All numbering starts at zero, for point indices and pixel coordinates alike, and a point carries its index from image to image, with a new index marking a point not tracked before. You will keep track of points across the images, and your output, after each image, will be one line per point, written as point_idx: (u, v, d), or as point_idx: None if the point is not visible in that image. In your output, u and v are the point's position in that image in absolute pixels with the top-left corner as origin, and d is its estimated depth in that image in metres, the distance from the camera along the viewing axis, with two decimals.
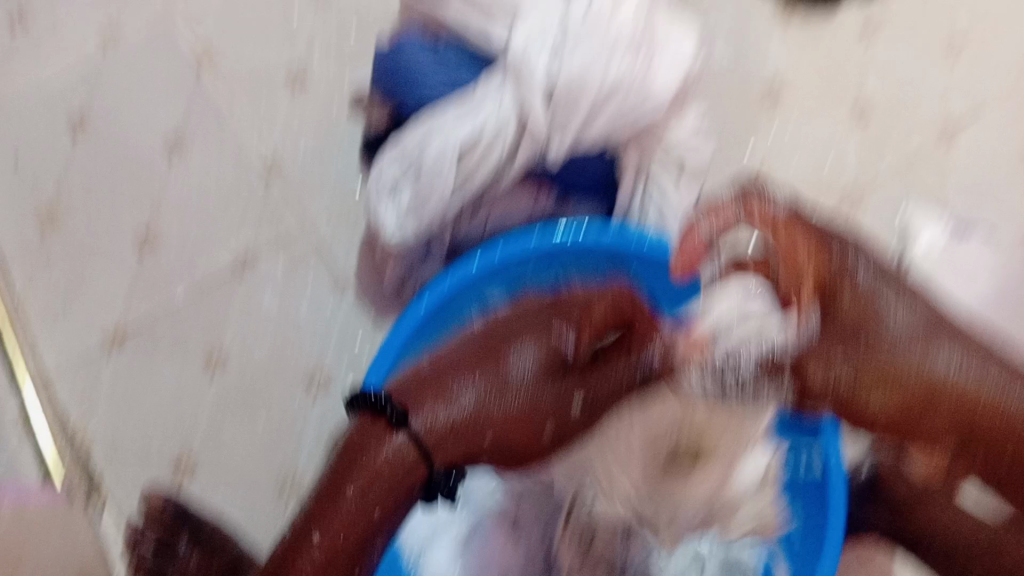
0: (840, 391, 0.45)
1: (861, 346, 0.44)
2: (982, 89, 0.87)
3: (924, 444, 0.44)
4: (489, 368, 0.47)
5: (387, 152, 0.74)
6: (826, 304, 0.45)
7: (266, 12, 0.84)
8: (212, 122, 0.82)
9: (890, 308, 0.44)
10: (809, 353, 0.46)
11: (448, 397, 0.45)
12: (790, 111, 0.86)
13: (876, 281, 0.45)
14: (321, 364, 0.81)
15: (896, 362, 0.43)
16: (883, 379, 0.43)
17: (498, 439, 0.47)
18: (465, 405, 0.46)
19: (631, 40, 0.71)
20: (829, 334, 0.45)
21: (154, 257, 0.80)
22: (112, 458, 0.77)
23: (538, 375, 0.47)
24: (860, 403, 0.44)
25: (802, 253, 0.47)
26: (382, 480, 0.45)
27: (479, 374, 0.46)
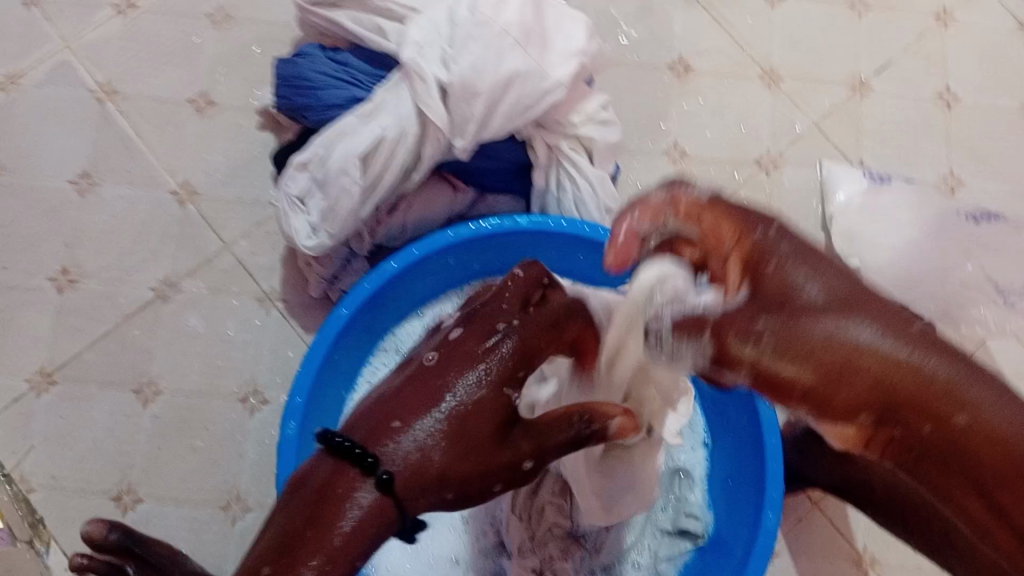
0: (762, 364, 0.39)
1: (787, 314, 0.40)
2: (886, 46, 0.89)
3: (846, 417, 0.39)
4: (437, 402, 0.44)
5: (293, 163, 0.71)
6: (753, 280, 0.42)
7: (168, 44, 0.87)
8: (122, 153, 0.84)
9: (804, 282, 0.41)
10: (731, 320, 0.40)
11: (400, 437, 0.42)
12: (699, 84, 0.86)
13: (795, 256, 0.42)
14: (254, 378, 0.80)
15: (820, 329, 0.39)
16: (812, 345, 0.38)
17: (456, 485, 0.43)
18: (417, 447, 0.42)
19: (521, 34, 0.69)
20: (753, 303, 0.41)
21: (75, 292, 0.81)
22: (52, 493, 0.77)
23: (492, 409, 0.45)
24: (785, 376, 0.39)
25: (728, 235, 0.45)
26: (359, 527, 0.40)
27: (431, 409, 0.44)
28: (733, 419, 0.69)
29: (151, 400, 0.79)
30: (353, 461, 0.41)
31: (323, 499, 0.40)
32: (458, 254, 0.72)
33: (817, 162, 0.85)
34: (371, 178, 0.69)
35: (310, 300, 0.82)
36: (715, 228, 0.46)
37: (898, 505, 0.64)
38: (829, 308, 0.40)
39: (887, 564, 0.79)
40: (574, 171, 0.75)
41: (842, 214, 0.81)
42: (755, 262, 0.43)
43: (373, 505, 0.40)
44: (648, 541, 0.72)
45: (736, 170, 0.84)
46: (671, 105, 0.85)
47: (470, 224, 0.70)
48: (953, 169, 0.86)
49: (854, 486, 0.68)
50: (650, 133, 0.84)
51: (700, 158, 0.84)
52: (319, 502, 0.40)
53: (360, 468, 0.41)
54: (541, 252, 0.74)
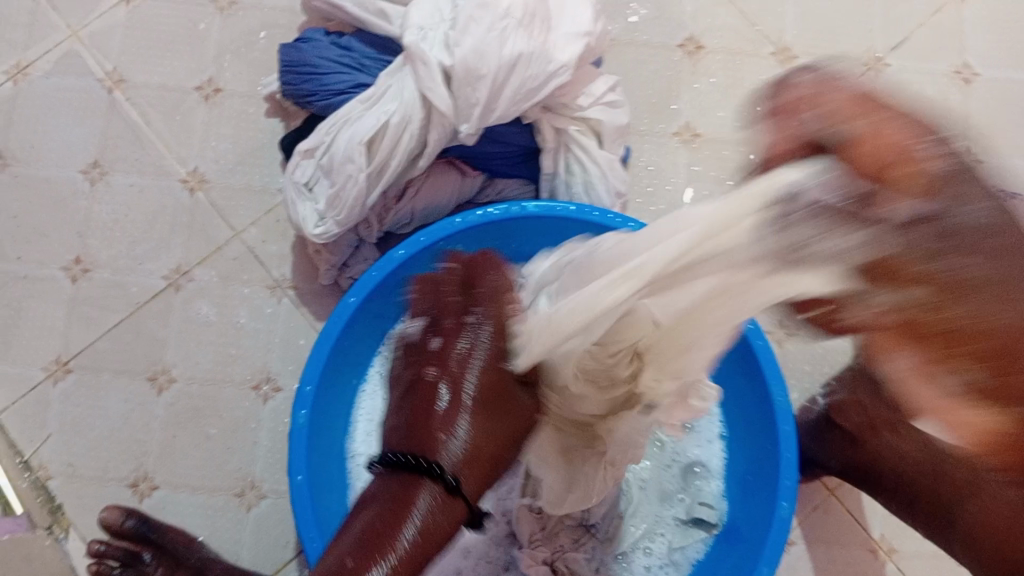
0: (909, 303, 0.36)
1: (960, 250, 0.36)
2: (902, 20, 0.87)
3: (983, 373, 0.36)
4: (471, 396, 0.46)
5: (298, 152, 0.73)
6: (926, 201, 0.36)
7: (174, 33, 0.86)
8: (131, 143, 0.84)
9: (974, 215, 0.36)
10: (901, 246, 0.36)
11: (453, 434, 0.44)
12: (710, 64, 0.85)
13: (960, 176, 0.37)
14: (266, 366, 0.80)
15: (966, 267, 0.35)
16: (973, 297, 0.35)
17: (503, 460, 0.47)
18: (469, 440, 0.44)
19: (524, 15, 0.67)
20: (922, 231, 0.36)
21: (87, 281, 0.82)
22: (69, 480, 0.78)
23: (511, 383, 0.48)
24: (941, 319, 0.36)
25: (896, 133, 0.38)
26: (440, 521, 0.42)
27: (467, 402, 0.45)
28: (749, 406, 0.68)
29: (164, 387, 0.80)
30: (420, 472, 0.43)
31: (391, 511, 0.42)
32: (467, 242, 0.71)
33: None
34: (377, 164, 0.69)
35: (320, 289, 0.82)
36: (834, 107, 0.40)
37: (911, 491, 0.63)
38: (1001, 248, 0.36)
39: (904, 552, 0.78)
40: (584, 156, 0.74)
41: None
42: (938, 183, 0.37)
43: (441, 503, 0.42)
44: (662, 531, 0.71)
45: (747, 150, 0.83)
46: (682, 86, 0.84)
47: (477, 211, 0.69)
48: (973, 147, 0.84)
49: (867, 474, 0.67)
50: (662, 116, 0.83)
51: (712, 140, 0.83)
52: (388, 511, 0.42)
53: (427, 476, 0.42)
54: (550, 240, 0.73)
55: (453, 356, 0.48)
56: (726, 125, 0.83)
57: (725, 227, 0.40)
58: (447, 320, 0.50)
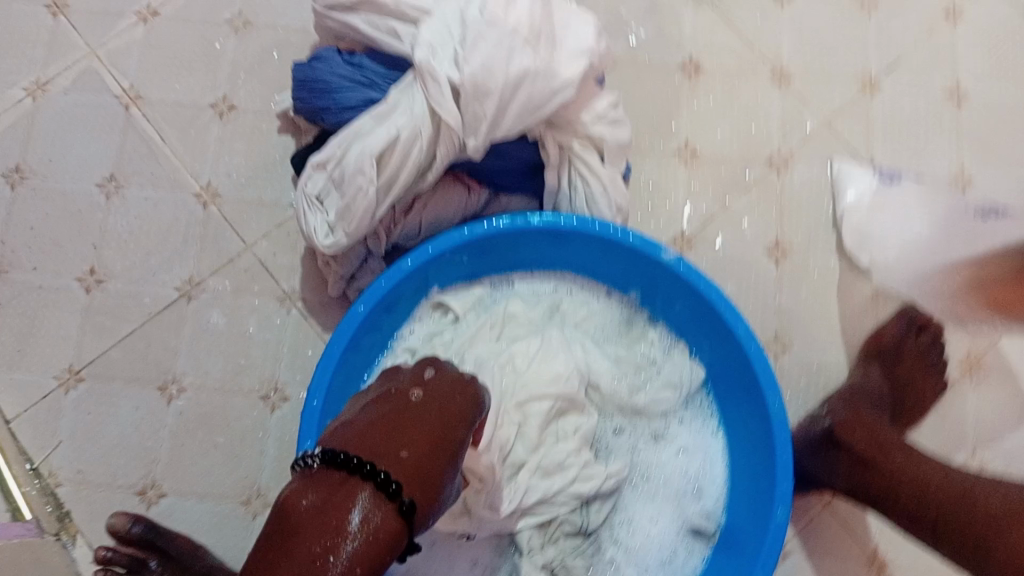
0: None
1: None
2: (900, 41, 0.90)
3: None
4: (388, 404, 0.44)
5: (311, 164, 0.73)
6: None
7: (192, 46, 0.89)
8: (145, 157, 0.86)
9: None
10: None
11: (387, 450, 0.39)
12: (711, 83, 0.89)
13: None
14: (276, 377, 0.81)
15: None
16: None
17: (416, 458, 0.40)
18: (400, 460, 0.39)
19: (530, 32, 0.70)
20: None
21: (100, 294, 0.83)
22: (80, 487, 0.79)
23: (381, 402, 0.44)
24: None
25: None
26: (364, 548, 0.36)
27: (380, 407, 0.43)
28: (746, 405, 0.71)
29: (175, 397, 0.81)
30: (359, 474, 0.38)
31: (324, 511, 0.37)
32: (472, 250, 0.73)
33: (827, 161, 0.87)
34: (387, 175, 0.71)
35: (328, 300, 0.83)
36: None
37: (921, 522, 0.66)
38: None
39: (898, 563, 0.79)
40: (586, 171, 0.78)
41: (852, 210, 0.85)
42: None
43: (379, 502, 0.37)
44: (666, 519, 0.74)
45: (742, 166, 0.87)
46: (681, 106, 0.88)
47: (484, 223, 0.71)
48: (966, 166, 0.87)
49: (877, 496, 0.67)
50: (663, 135, 0.87)
51: (710, 158, 0.87)
52: (317, 522, 0.36)
53: (370, 479, 0.38)
54: (569, 252, 0.75)
55: (429, 395, 0.45)
56: (726, 142, 0.87)
57: (654, 363, 0.78)
58: (386, 396, 0.45)
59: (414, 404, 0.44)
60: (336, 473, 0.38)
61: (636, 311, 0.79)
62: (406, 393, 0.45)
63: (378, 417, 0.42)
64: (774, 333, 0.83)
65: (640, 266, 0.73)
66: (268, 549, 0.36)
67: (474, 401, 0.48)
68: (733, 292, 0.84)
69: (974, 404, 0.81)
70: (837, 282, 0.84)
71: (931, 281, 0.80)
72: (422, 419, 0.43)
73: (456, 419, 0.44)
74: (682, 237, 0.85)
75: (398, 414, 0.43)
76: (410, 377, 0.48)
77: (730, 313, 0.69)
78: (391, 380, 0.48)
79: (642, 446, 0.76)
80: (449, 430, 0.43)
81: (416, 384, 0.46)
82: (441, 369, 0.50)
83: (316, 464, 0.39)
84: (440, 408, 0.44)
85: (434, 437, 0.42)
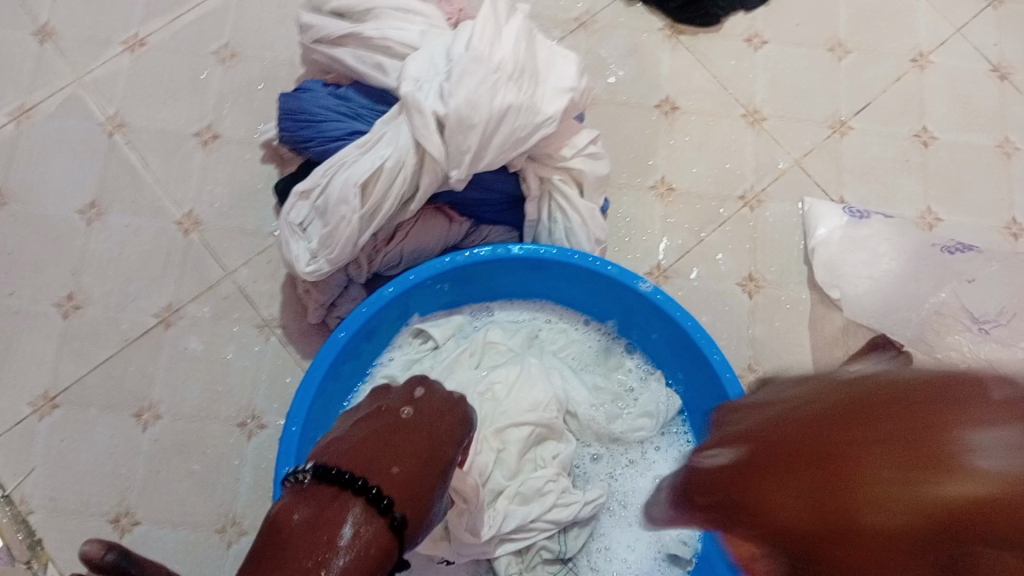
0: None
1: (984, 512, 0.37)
2: (867, 85, 0.94)
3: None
4: (379, 420, 0.45)
5: (297, 193, 0.75)
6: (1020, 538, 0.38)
7: (178, 75, 0.90)
8: (128, 184, 0.87)
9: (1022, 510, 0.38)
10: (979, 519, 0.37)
11: (377, 467, 0.41)
12: (687, 121, 0.91)
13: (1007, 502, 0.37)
14: (254, 404, 0.81)
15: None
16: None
17: (405, 474, 0.41)
18: (391, 477, 0.40)
19: (513, 70, 0.72)
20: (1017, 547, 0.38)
21: (78, 319, 0.83)
22: (51, 514, 0.78)
23: (372, 419, 0.45)
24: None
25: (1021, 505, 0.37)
26: (356, 562, 0.37)
27: (371, 423, 0.45)
28: None
29: (150, 423, 0.80)
30: (350, 489, 0.39)
31: (316, 526, 0.38)
32: (453, 278, 0.74)
33: (799, 199, 0.89)
34: (372, 203, 0.72)
35: (308, 327, 0.84)
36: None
37: None
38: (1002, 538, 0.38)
39: None
40: (565, 202, 0.80)
41: (824, 245, 0.86)
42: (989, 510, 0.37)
43: (369, 517, 0.38)
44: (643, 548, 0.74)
45: (717, 202, 0.89)
46: (658, 143, 0.90)
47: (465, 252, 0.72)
48: (931, 206, 0.90)
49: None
50: (640, 170, 0.89)
51: (686, 193, 0.89)
52: (309, 536, 0.37)
53: (361, 494, 0.39)
54: (548, 280, 0.76)
55: (420, 412, 0.46)
56: (701, 178, 0.90)
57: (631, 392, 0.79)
58: (377, 412, 0.46)
59: (405, 422, 0.45)
60: (328, 486, 0.39)
61: (613, 339, 0.80)
62: (397, 409, 0.46)
63: (369, 434, 0.43)
64: (749, 364, 0.84)
65: (618, 294, 0.74)
66: (261, 564, 0.37)
67: (466, 419, 0.48)
68: (708, 324, 0.85)
69: None
70: (811, 316, 0.85)
71: (901, 311, 0.82)
72: (412, 436, 0.44)
73: (446, 436, 0.45)
74: (658, 270, 0.87)
75: (390, 431, 0.44)
76: (401, 392, 0.49)
77: (705, 342, 0.70)
78: (383, 396, 0.49)
79: (620, 476, 0.76)
80: (438, 448, 0.44)
81: (405, 399, 0.47)
82: (432, 386, 0.50)
83: (307, 480, 0.41)
84: (432, 425, 0.45)
85: (425, 455, 0.43)
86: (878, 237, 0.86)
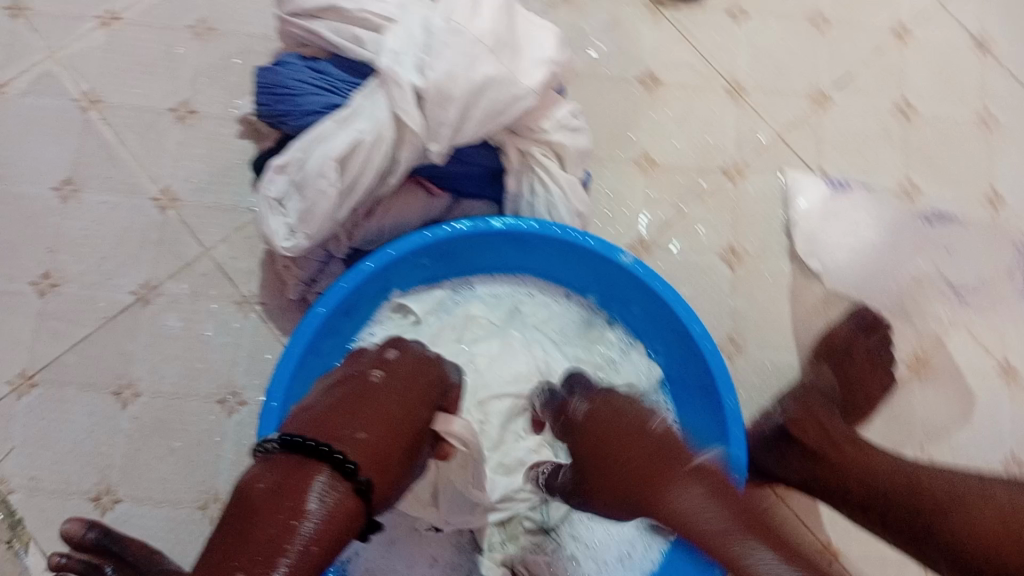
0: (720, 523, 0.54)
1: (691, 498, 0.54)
2: (848, 57, 0.93)
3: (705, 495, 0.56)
4: (346, 385, 0.45)
5: (272, 167, 0.73)
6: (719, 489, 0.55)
7: (154, 50, 0.89)
8: (104, 161, 0.86)
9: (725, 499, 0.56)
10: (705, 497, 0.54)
11: (340, 434, 0.40)
12: (668, 94, 0.91)
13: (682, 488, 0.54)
14: (234, 381, 0.81)
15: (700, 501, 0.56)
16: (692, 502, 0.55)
17: (369, 440, 0.41)
18: (354, 442, 0.40)
19: (493, 42, 0.71)
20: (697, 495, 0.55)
21: (55, 297, 0.82)
22: (31, 494, 0.77)
23: (338, 385, 0.45)
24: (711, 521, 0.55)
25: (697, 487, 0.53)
26: (323, 531, 0.36)
27: (338, 389, 0.45)
28: (702, 404, 0.72)
29: (129, 402, 0.80)
30: (315, 455, 0.39)
31: (280, 493, 0.37)
32: (434, 252, 0.74)
33: (779, 171, 0.89)
34: (350, 176, 0.71)
35: (288, 303, 0.83)
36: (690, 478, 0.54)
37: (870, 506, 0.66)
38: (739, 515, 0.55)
39: (852, 559, 0.80)
40: (546, 176, 0.78)
41: (804, 218, 0.87)
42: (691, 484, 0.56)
43: (335, 483, 0.38)
44: None
45: (699, 175, 0.89)
46: (639, 116, 0.90)
47: (446, 226, 0.71)
48: (911, 179, 0.90)
49: (829, 490, 0.69)
50: (621, 143, 0.89)
51: (667, 166, 0.89)
52: (273, 500, 0.37)
53: (326, 461, 0.39)
54: (530, 255, 0.76)
55: (389, 378, 0.46)
56: (683, 151, 0.89)
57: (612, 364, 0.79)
58: (345, 378, 0.46)
59: (373, 386, 0.45)
60: (291, 455, 0.39)
61: (594, 313, 0.80)
62: (366, 375, 0.46)
63: (335, 400, 0.43)
64: (729, 336, 0.84)
65: (599, 266, 0.74)
66: (225, 533, 0.36)
67: (435, 383, 0.49)
68: (689, 296, 0.85)
69: (922, 404, 0.84)
70: (790, 288, 0.86)
71: (880, 280, 0.88)
72: (379, 402, 0.44)
73: (415, 403, 0.45)
74: (639, 244, 0.87)
75: (359, 396, 0.44)
76: (371, 358, 0.49)
77: (686, 313, 0.70)
78: (353, 362, 0.49)
79: None
80: (404, 412, 0.44)
81: (375, 366, 0.48)
82: (404, 352, 0.50)
83: (274, 448, 0.40)
84: (401, 391, 0.45)
85: (391, 420, 0.43)
86: (857, 206, 0.88)
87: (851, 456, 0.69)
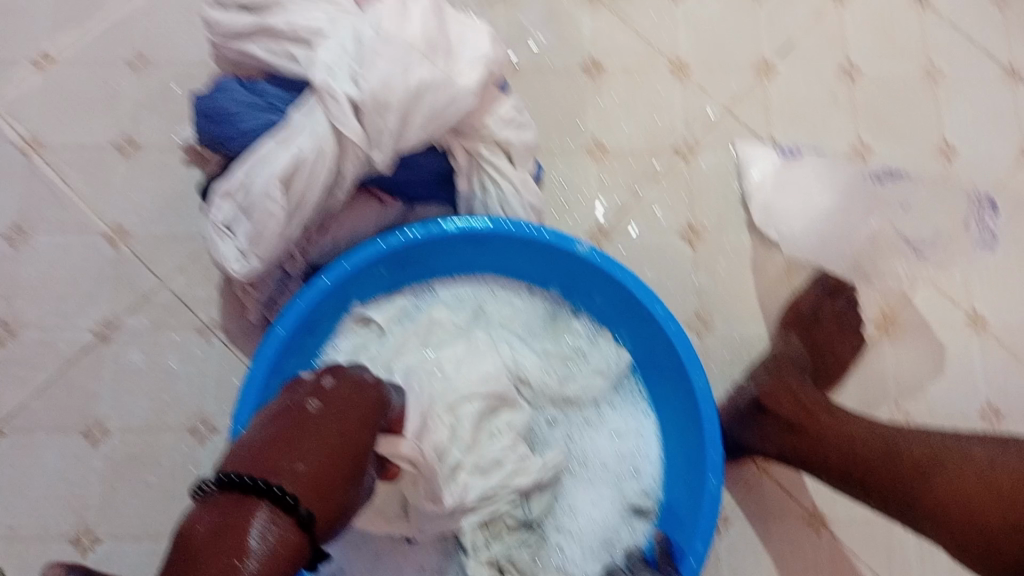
0: None
1: None
2: (789, 24, 0.93)
3: None
4: (283, 417, 0.45)
5: (217, 194, 0.73)
6: None
7: (90, 85, 0.88)
8: (51, 202, 0.85)
9: None
10: None
11: (279, 467, 0.40)
12: (613, 79, 0.91)
13: None
14: (204, 410, 0.80)
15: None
16: None
17: (311, 471, 0.41)
18: (294, 475, 0.40)
19: (425, 47, 0.71)
20: None
21: (14, 344, 0.81)
22: (11, 544, 0.77)
23: (276, 417, 0.45)
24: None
25: None
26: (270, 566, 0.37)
27: (274, 422, 0.44)
28: (671, 385, 0.72)
29: (100, 441, 0.79)
30: (253, 493, 0.39)
31: (221, 534, 0.37)
32: (389, 261, 0.74)
33: (730, 145, 0.89)
34: (294, 197, 0.71)
35: (250, 326, 0.83)
36: None
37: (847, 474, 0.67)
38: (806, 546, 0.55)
39: (838, 522, 0.80)
40: (496, 174, 0.79)
41: (759, 188, 0.87)
42: None
43: (276, 517, 0.38)
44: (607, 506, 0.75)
45: (651, 156, 0.89)
46: (585, 103, 0.90)
47: (399, 234, 0.71)
48: (862, 139, 0.90)
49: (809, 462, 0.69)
50: (571, 132, 0.89)
51: (618, 151, 0.88)
52: (216, 543, 0.37)
53: (265, 497, 0.39)
54: (487, 254, 0.76)
55: (327, 405, 0.46)
56: (633, 134, 0.89)
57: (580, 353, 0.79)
58: (283, 409, 0.46)
59: (311, 416, 0.44)
60: (230, 495, 0.39)
61: (558, 305, 0.80)
62: (302, 404, 0.46)
63: (272, 433, 0.43)
64: (695, 312, 0.85)
65: (556, 259, 0.74)
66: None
67: (375, 404, 0.50)
68: (651, 278, 0.85)
69: (893, 362, 0.84)
70: (751, 260, 0.86)
71: (834, 246, 0.85)
72: (317, 432, 0.43)
73: (354, 430, 0.45)
74: (597, 231, 0.86)
75: (296, 425, 0.44)
76: (308, 385, 0.49)
77: (645, 295, 0.70)
78: (291, 388, 0.49)
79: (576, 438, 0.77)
80: (344, 437, 0.44)
81: (312, 394, 0.47)
82: (340, 377, 0.50)
83: (211, 489, 0.40)
84: (340, 418, 0.45)
85: (331, 449, 0.43)
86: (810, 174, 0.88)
87: (826, 423, 0.69)
